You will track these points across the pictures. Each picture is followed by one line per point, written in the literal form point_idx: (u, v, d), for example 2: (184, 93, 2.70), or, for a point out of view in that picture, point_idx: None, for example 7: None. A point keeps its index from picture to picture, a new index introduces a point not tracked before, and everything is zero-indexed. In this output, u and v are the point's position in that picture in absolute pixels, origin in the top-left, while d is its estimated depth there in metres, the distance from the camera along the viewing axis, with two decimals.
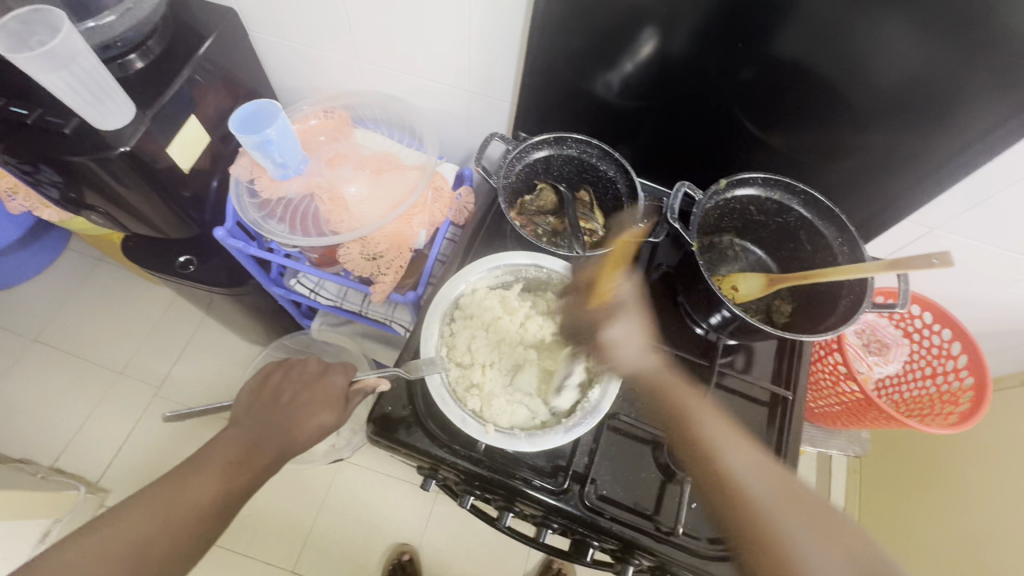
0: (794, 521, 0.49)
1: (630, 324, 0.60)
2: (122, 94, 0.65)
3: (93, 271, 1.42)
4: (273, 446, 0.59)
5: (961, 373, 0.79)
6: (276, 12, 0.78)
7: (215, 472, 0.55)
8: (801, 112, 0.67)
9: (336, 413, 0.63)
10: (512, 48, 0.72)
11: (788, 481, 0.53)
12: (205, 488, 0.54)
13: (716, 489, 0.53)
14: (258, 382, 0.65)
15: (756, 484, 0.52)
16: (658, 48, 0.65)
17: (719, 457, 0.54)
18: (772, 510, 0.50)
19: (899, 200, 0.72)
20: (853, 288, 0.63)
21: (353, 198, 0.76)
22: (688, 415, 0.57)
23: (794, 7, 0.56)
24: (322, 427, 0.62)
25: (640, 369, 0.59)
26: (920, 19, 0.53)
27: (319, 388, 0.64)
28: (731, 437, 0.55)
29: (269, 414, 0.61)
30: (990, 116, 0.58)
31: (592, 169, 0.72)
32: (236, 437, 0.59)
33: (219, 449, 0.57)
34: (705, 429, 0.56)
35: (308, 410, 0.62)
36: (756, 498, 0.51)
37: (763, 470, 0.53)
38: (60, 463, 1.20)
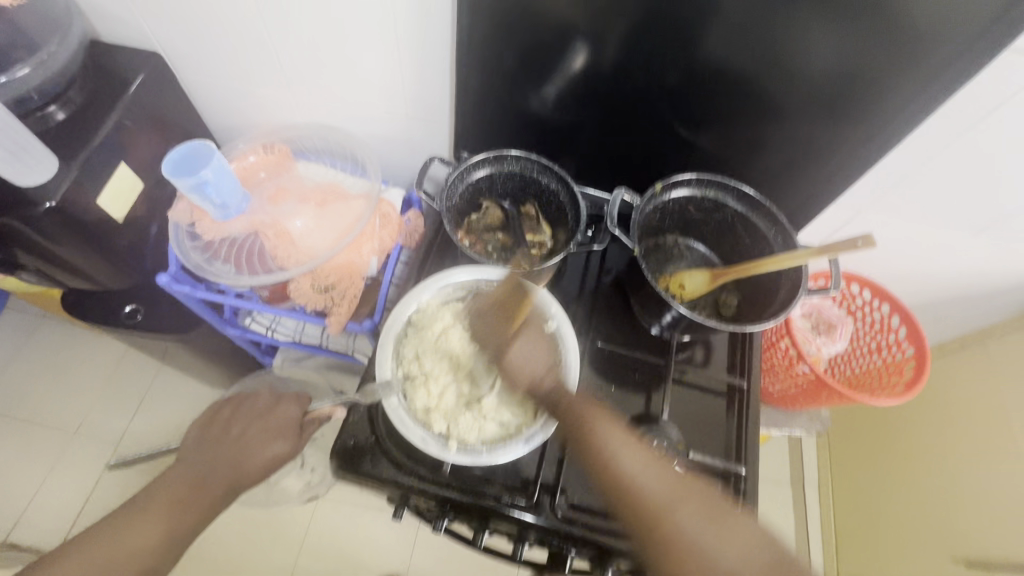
0: (686, 515, 0.49)
1: (536, 344, 0.61)
2: (42, 148, 0.63)
3: (35, 330, 1.35)
4: (223, 480, 0.57)
5: (902, 344, 0.84)
6: (206, 51, 0.77)
7: (159, 510, 0.54)
8: (725, 111, 0.70)
9: (291, 442, 0.61)
10: (445, 69, 0.74)
11: (688, 484, 0.51)
12: (143, 530, 0.53)
13: (626, 501, 0.50)
14: (209, 415, 0.63)
15: (651, 487, 0.50)
16: (587, 60, 0.68)
17: (613, 464, 0.52)
18: (670, 512, 0.49)
19: (824, 187, 0.76)
20: (788, 275, 0.66)
21: (298, 231, 0.76)
22: (590, 424, 0.54)
23: (708, 13, 0.60)
24: (276, 458, 0.59)
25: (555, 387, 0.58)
26: (823, 12, 0.57)
27: (270, 420, 0.61)
28: (629, 445, 0.53)
29: (219, 448, 0.59)
30: (894, 101, 0.63)
31: (534, 182, 0.74)
32: (185, 472, 0.57)
33: (166, 485, 0.56)
34: (607, 443, 0.53)
35: (259, 443, 0.60)
36: (655, 504, 0.49)
37: (653, 470, 0.52)
38: (14, 535, 1.14)
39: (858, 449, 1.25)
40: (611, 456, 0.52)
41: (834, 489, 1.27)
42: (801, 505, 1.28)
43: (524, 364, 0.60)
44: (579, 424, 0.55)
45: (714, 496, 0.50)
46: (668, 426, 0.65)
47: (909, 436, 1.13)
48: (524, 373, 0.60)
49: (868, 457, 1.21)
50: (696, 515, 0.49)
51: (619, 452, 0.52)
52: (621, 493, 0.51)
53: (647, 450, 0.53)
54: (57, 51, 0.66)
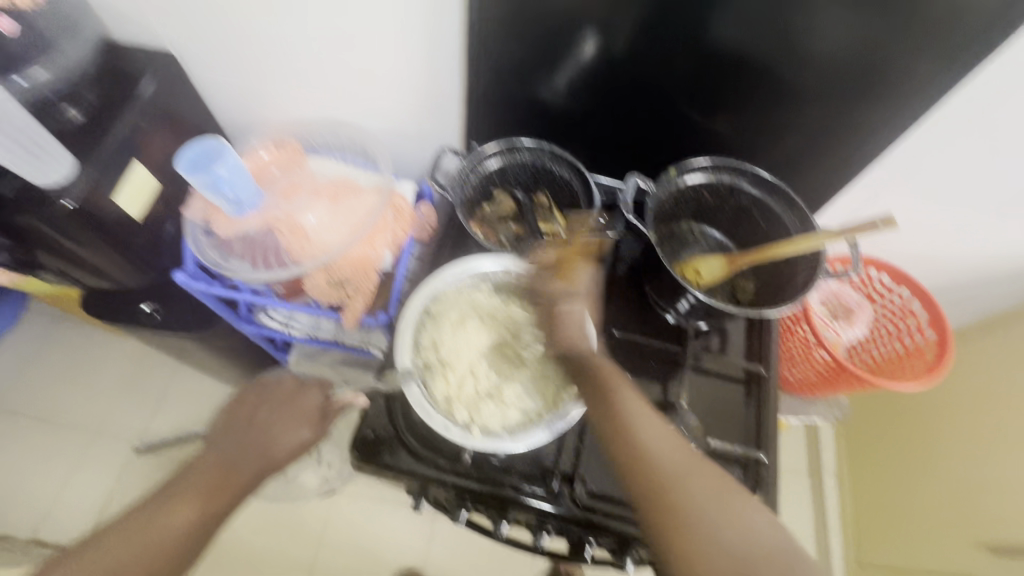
0: (693, 486, 0.50)
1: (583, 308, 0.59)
2: (60, 147, 0.64)
3: (55, 331, 1.37)
4: (251, 467, 0.58)
5: (923, 329, 0.83)
6: (216, 50, 0.77)
7: (192, 497, 0.54)
8: (739, 95, 0.69)
9: (314, 428, 0.62)
10: (453, 60, 0.73)
11: (698, 458, 0.52)
12: (177, 517, 0.53)
13: (632, 468, 0.51)
14: (232, 404, 0.64)
15: (662, 458, 0.51)
16: (598, 47, 0.67)
17: (625, 428, 0.53)
18: (676, 484, 0.50)
19: (841, 170, 0.74)
20: (808, 259, 0.65)
21: (313, 227, 0.76)
22: (603, 385, 0.55)
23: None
24: (300, 443, 0.61)
25: (574, 354, 0.58)
26: None
27: (295, 405, 0.63)
28: (647, 413, 0.54)
29: (245, 435, 0.60)
30: (913, 80, 0.62)
31: (547, 171, 0.73)
32: (213, 458, 0.58)
33: (196, 473, 0.56)
34: (620, 406, 0.54)
35: (284, 427, 0.61)
36: (664, 473, 0.51)
37: (690, 468, 0.51)
38: (41, 533, 1.17)
39: (877, 437, 1.23)
40: (625, 422, 0.53)
41: (852, 477, 1.26)
42: (818, 493, 1.27)
43: (566, 323, 0.58)
44: (598, 385, 0.55)
45: (715, 473, 0.52)
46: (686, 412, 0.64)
47: (929, 423, 1.12)
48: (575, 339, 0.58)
49: (887, 445, 1.20)
50: (703, 493, 0.50)
51: (631, 419, 0.53)
52: (629, 458, 0.52)
53: (667, 423, 0.54)
54: (69, 51, 0.67)
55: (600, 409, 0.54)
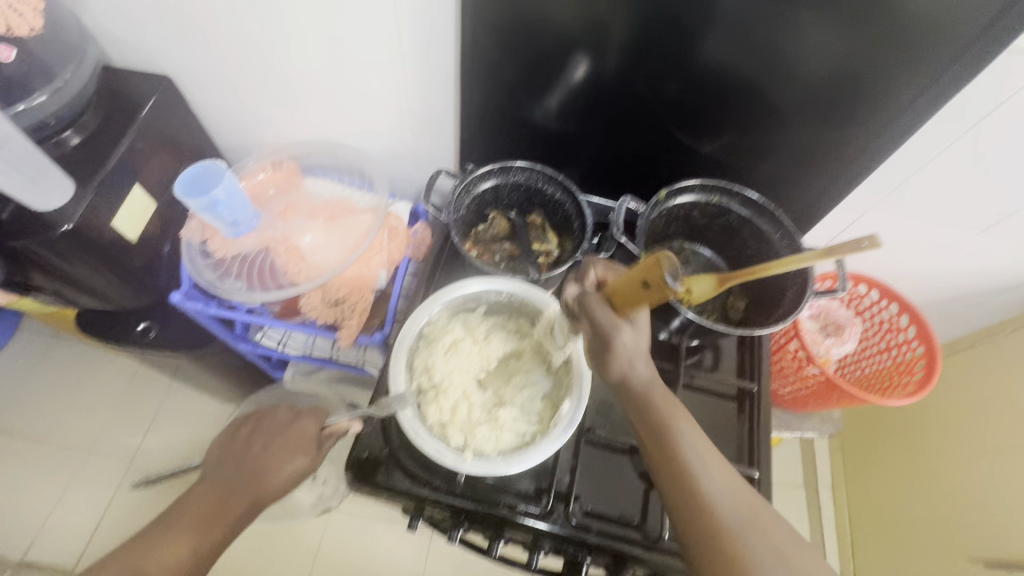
0: (758, 542, 0.43)
1: (643, 339, 0.51)
2: (59, 172, 0.65)
3: (49, 350, 1.37)
4: (245, 497, 0.57)
5: (912, 343, 0.84)
6: (215, 74, 0.78)
7: (184, 529, 0.54)
8: (727, 116, 0.71)
9: (311, 456, 0.62)
10: (448, 83, 0.75)
11: (761, 506, 0.46)
12: (171, 547, 0.53)
13: (692, 514, 0.45)
14: (228, 433, 0.64)
15: (724, 504, 0.45)
16: (588, 71, 0.69)
17: (688, 470, 0.46)
18: (740, 536, 0.44)
19: (827, 189, 0.76)
20: (796, 277, 0.66)
21: (309, 247, 0.77)
22: (662, 416, 0.49)
23: (707, 22, 0.61)
24: (297, 473, 0.60)
25: (633, 385, 0.51)
26: (821, 18, 0.58)
27: (291, 434, 0.62)
28: (702, 448, 0.48)
29: (240, 465, 0.60)
30: (894, 103, 0.64)
31: (539, 192, 0.75)
32: (208, 489, 0.58)
33: (190, 503, 0.57)
34: (681, 441, 0.48)
35: (279, 457, 0.60)
36: (728, 523, 0.44)
37: (734, 493, 0.46)
38: (31, 555, 1.15)
39: (871, 450, 1.24)
40: (685, 461, 0.47)
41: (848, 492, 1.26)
42: (815, 508, 1.27)
43: (629, 361, 0.50)
44: (652, 415, 0.49)
45: (780, 525, 0.45)
46: None
47: (922, 436, 1.13)
48: (638, 370, 0.51)
49: (882, 458, 1.20)
50: (766, 545, 0.43)
51: (691, 457, 0.47)
52: (684, 503, 0.46)
53: (728, 468, 0.48)
54: (72, 79, 0.67)
55: (651, 421, 0.49)
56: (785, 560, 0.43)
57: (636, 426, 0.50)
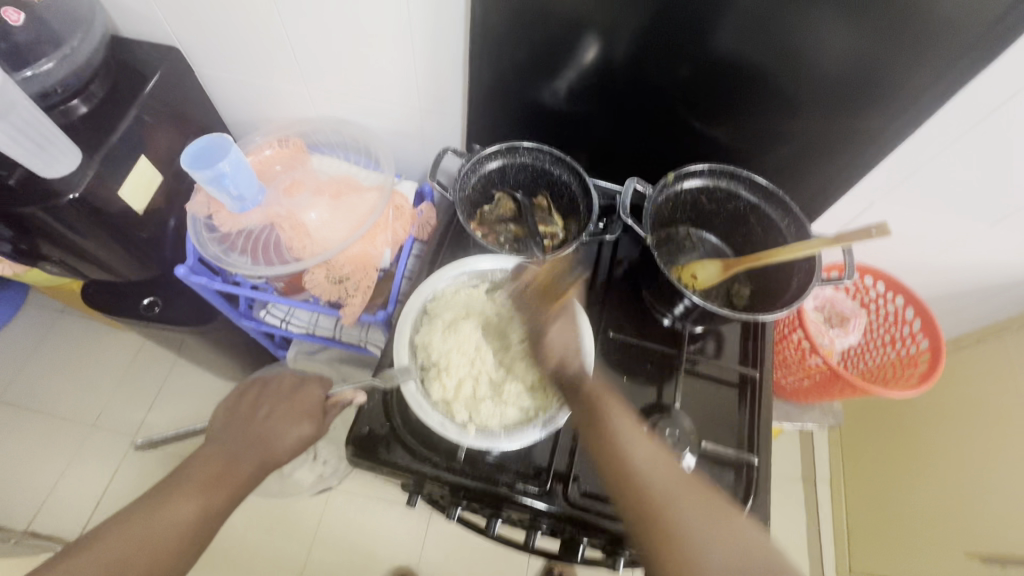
0: (687, 508, 0.49)
1: (569, 325, 0.61)
2: (67, 140, 0.64)
3: (55, 324, 1.38)
4: (253, 460, 0.58)
5: (916, 337, 0.83)
6: (224, 47, 0.78)
7: (192, 491, 0.55)
8: (740, 103, 0.70)
9: (316, 423, 0.62)
10: (457, 62, 0.74)
11: (685, 476, 0.51)
12: (179, 510, 0.53)
13: (625, 480, 0.51)
14: (233, 400, 0.64)
15: (653, 478, 0.51)
16: (599, 54, 0.68)
17: (619, 445, 0.52)
18: (672, 506, 0.49)
19: (837, 177, 0.75)
20: (804, 264, 0.66)
21: (314, 224, 0.76)
22: (601, 403, 0.55)
23: (721, 6, 0.60)
24: (301, 439, 0.61)
25: (565, 365, 0.59)
26: (836, 4, 0.57)
27: (296, 401, 0.63)
28: (632, 428, 0.54)
29: (247, 429, 0.60)
30: (909, 89, 0.63)
31: (546, 173, 0.74)
32: (215, 452, 0.58)
33: (199, 464, 0.57)
34: (610, 424, 0.54)
35: (286, 423, 0.61)
36: (656, 492, 0.50)
37: (659, 467, 0.52)
38: (35, 524, 1.17)
39: (871, 443, 1.24)
40: (618, 437, 0.53)
41: (846, 487, 1.26)
42: (812, 501, 1.28)
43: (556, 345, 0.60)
44: (580, 396, 0.56)
45: (709, 495, 0.50)
46: (679, 414, 0.65)
47: (922, 432, 1.12)
48: (557, 348, 0.59)
49: (882, 453, 1.20)
50: (695, 511, 0.49)
51: (623, 433, 0.53)
52: (625, 472, 0.51)
53: (648, 436, 0.54)
54: (80, 46, 0.66)
55: (579, 408, 0.55)
56: (713, 526, 0.48)
57: (572, 404, 0.57)
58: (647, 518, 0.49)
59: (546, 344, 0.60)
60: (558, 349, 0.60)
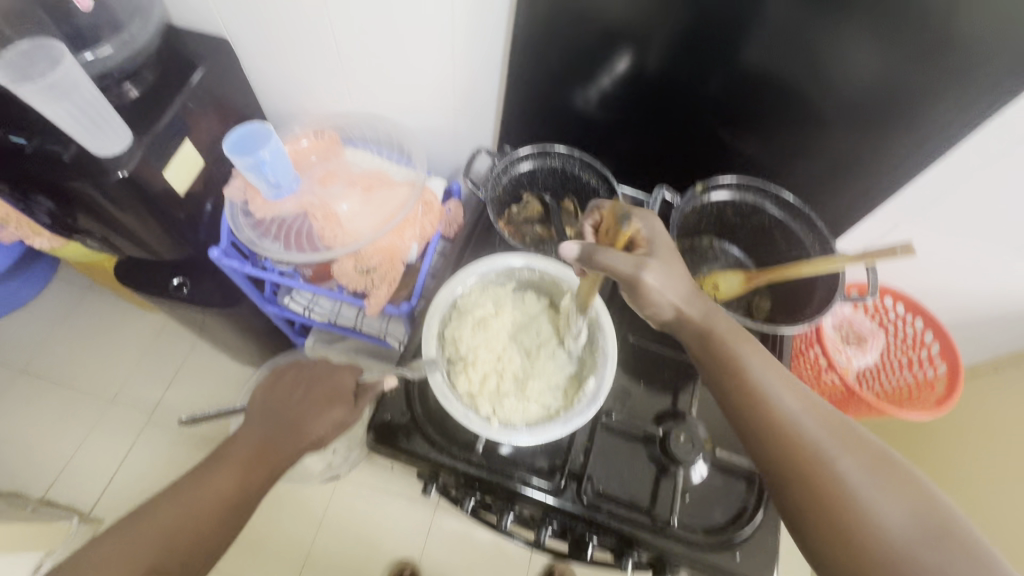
0: (848, 462, 0.46)
1: (668, 271, 0.55)
2: (120, 121, 0.67)
3: (81, 299, 1.42)
4: (288, 445, 0.60)
5: (935, 360, 0.84)
6: (270, 40, 0.81)
7: (235, 469, 0.57)
8: (767, 117, 0.71)
9: (349, 408, 0.63)
10: (495, 65, 0.76)
11: (848, 428, 0.49)
12: (224, 484, 0.56)
13: (773, 435, 0.48)
14: (270, 383, 0.65)
15: (812, 429, 0.48)
16: (631, 62, 0.70)
17: (765, 394, 0.51)
18: (830, 459, 0.46)
19: (862, 197, 0.76)
20: (824, 279, 0.67)
21: (345, 215, 0.79)
22: (737, 355, 0.53)
23: (751, 22, 0.61)
24: (335, 423, 0.62)
25: (682, 315, 0.56)
26: (866, 28, 0.58)
27: (329, 386, 0.64)
28: (779, 376, 0.52)
29: (282, 414, 0.62)
30: (940, 115, 0.63)
31: (575, 178, 0.76)
32: (253, 434, 0.60)
33: (240, 445, 0.59)
34: (760, 376, 0.52)
35: (320, 408, 0.62)
36: (814, 445, 0.47)
37: (816, 415, 0.49)
38: (51, 493, 1.19)
39: None
40: (764, 391, 0.51)
41: None
42: None
43: (658, 293, 0.54)
44: (709, 342, 0.55)
45: (874, 450, 0.47)
46: (696, 422, 0.65)
47: (933, 458, 1.11)
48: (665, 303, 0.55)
49: None
50: (857, 462, 0.46)
51: (770, 387, 0.51)
52: (774, 428, 0.49)
53: (799, 386, 0.52)
54: (138, 32, 0.70)
55: (721, 358, 0.54)
56: (879, 476, 0.45)
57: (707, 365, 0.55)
58: (812, 497, 0.45)
59: (649, 296, 0.55)
60: (666, 305, 0.56)
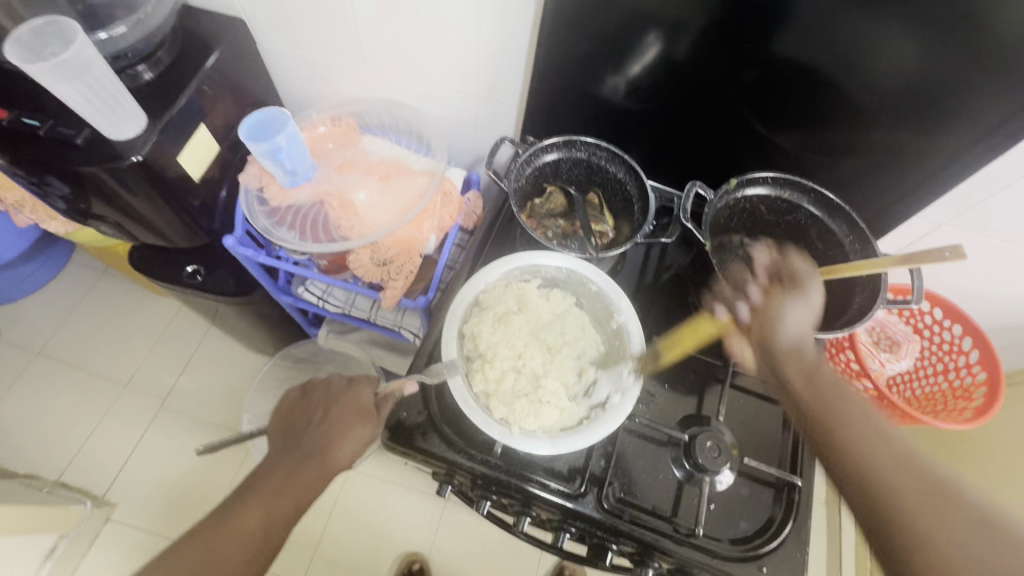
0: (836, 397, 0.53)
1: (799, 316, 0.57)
2: (134, 104, 0.65)
3: (96, 283, 1.42)
4: (315, 471, 0.58)
5: (973, 368, 0.80)
6: (288, 23, 0.78)
7: (264, 500, 0.57)
8: (806, 110, 0.67)
9: (372, 426, 0.61)
10: (519, 51, 0.73)
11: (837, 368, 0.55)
12: (253, 518, 0.56)
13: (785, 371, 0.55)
14: (289, 406, 0.64)
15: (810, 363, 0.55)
16: (662, 50, 0.66)
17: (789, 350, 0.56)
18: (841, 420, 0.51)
19: (905, 196, 0.72)
20: (864, 283, 0.63)
21: (362, 204, 0.77)
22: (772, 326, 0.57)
23: (787, 13, 0.58)
24: (360, 443, 0.60)
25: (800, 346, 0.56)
26: (915, 20, 0.54)
27: (349, 405, 0.62)
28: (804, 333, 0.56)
29: (305, 439, 0.60)
30: (997, 111, 0.59)
31: (601, 170, 0.73)
32: (279, 463, 0.59)
33: (267, 476, 0.58)
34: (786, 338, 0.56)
35: (342, 430, 0.60)
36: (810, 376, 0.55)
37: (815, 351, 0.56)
38: (66, 476, 1.20)
39: None
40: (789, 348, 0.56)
41: None
42: (835, 527, 1.24)
43: (785, 328, 0.56)
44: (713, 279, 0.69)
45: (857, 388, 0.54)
46: (721, 428, 0.63)
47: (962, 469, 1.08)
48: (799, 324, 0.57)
49: None
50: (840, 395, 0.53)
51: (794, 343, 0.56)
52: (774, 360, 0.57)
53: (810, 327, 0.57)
54: (153, 12, 0.67)
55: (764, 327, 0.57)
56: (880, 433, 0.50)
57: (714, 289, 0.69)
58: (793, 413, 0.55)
59: (779, 329, 0.56)
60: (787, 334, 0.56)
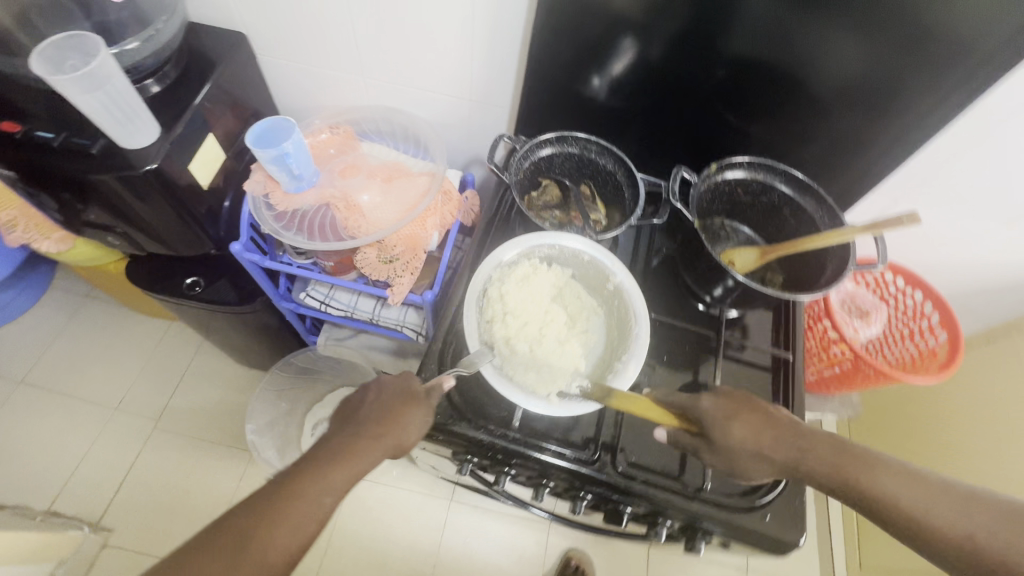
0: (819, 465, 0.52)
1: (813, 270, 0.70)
2: (149, 115, 0.67)
3: (81, 307, 1.40)
4: (371, 454, 0.53)
5: (935, 330, 0.88)
6: (286, 36, 0.82)
7: (316, 477, 0.51)
8: (763, 103, 0.75)
9: (427, 410, 0.57)
10: (510, 56, 0.78)
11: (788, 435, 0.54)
12: (306, 497, 0.49)
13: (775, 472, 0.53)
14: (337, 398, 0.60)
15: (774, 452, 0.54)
16: (635, 54, 0.73)
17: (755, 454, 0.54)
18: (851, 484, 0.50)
19: (863, 175, 0.80)
20: (838, 251, 0.69)
21: (367, 205, 0.80)
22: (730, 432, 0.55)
23: (740, 17, 0.65)
24: (418, 428, 0.56)
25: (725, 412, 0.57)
26: (852, 21, 0.62)
27: (403, 390, 0.58)
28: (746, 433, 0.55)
29: (357, 422, 0.55)
30: (933, 96, 0.67)
31: (592, 163, 0.79)
32: (331, 445, 0.54)
33: (317, 457, 0.53)
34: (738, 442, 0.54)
35: (398, 413, 0.56)
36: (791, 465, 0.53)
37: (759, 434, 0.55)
38: (56, 505, 1.16)
39: None
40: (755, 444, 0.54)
41: None
42: (823, 498, 1.31)
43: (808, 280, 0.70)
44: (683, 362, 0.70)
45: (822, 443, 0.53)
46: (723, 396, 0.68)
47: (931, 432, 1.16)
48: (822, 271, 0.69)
49: None
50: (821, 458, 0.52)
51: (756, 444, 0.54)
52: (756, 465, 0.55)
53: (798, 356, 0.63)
54: (162, 28, 0.69)
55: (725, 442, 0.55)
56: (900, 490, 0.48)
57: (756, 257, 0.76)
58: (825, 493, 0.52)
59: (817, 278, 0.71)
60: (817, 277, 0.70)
